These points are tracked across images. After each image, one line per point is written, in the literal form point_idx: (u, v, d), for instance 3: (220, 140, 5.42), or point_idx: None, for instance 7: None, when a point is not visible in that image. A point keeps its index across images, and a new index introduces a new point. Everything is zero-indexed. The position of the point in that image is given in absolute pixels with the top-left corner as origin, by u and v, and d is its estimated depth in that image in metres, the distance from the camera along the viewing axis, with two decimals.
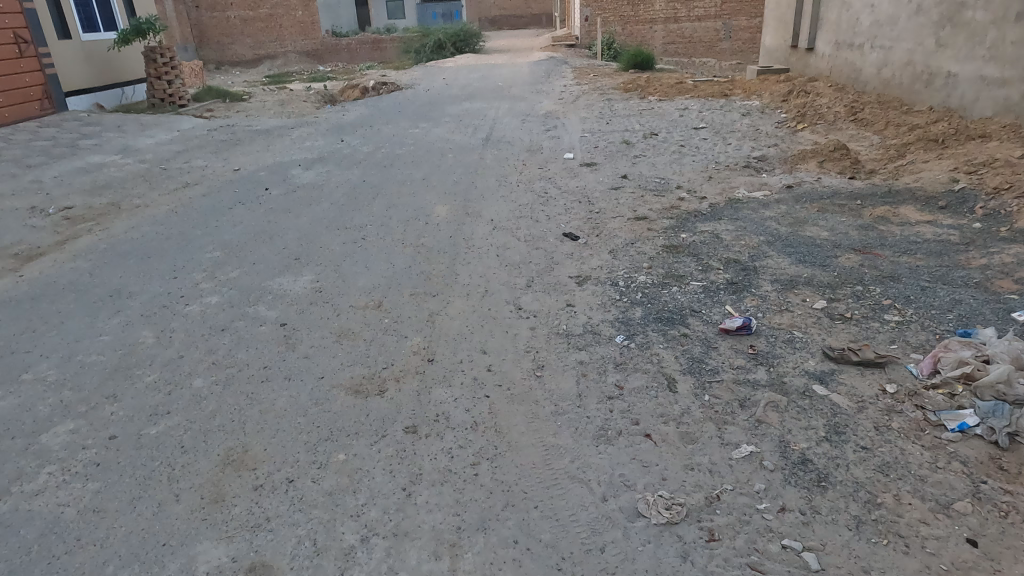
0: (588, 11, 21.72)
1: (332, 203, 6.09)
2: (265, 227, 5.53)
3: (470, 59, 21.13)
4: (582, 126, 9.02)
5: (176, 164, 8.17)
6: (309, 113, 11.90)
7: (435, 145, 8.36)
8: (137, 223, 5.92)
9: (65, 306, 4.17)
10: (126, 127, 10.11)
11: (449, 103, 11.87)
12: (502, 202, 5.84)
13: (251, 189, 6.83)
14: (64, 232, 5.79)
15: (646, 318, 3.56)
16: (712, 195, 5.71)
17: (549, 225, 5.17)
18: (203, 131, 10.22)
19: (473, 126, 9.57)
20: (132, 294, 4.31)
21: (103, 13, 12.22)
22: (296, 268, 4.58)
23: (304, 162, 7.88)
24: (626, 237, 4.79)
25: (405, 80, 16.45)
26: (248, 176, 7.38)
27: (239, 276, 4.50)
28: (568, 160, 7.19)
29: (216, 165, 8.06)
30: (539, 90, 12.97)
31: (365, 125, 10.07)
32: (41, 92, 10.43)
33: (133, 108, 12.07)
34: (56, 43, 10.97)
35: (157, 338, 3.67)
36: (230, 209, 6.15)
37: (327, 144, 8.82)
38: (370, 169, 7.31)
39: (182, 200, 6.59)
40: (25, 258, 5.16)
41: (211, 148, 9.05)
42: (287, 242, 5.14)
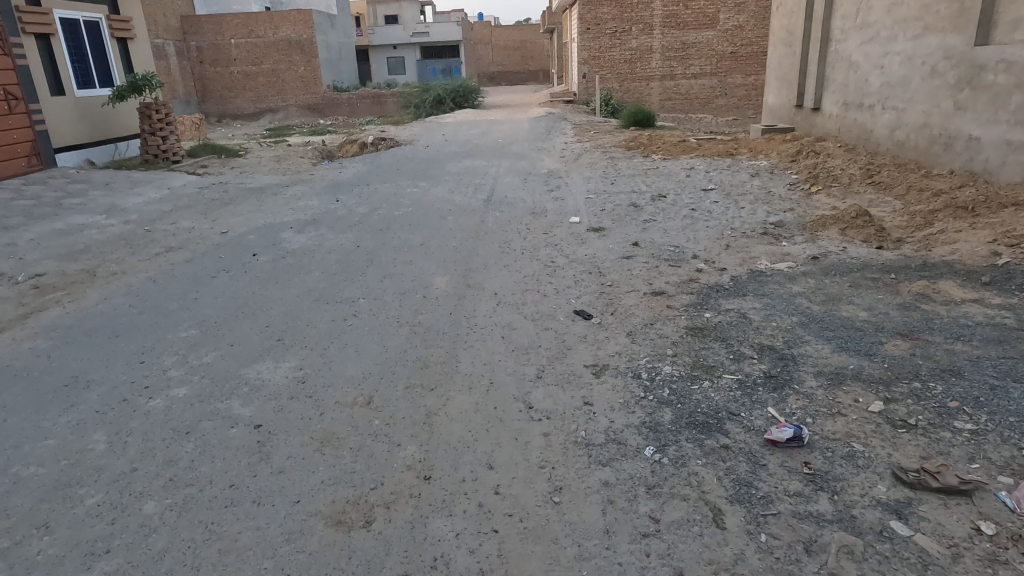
0: (587, 68, 21.94)
1: (323, 272, 5.68)
2: (248, 301, 5.08)
3: (469, 115, 21.19)
4: (586, 186, 8.72)
5: (161, 225, 7.78)
6: (305, 169, 11.63)
7: (434, 206, 8.00)
8: (111, 293, 5.47)
9: (13, 398, 3.67)
10: (114, 185, 9.78)
11: (448, 160, 11.64)
12: (506, 272, 5.42)
13: (237, 254, 6.42)
14: (30, 303, 5.33)
15: (677, 423, 3.08)
16: (732, 266, 5.31)
17: (558, 300, 4.74)
18: (194, 189, 9.88)
19: (473, 184, 9.26)
20: (90, 383, 3.82)
21: (99, 69, 12.07)
22: (277, 353, 4.11)
23: (295, 224, 7.50)
24: (644, 317, 4.35)
25: (405, 135, 16.34)
26: (236, 239, 6.98)
27: (213, 363, 4.02)
28: (574, 224, 6.82)
29: (204, 226, 7.68)
30: (540, 147, 12.79)
31: (361, 184, 9.77)
32: (29, 148, 10.15)
33: (125, 164, 11.81)
34: (49, 100, 10.75)
35: (109, 443, 3.16)
36: (213, 279, 5.71)
37: (321, 204, 8.47)
38: (364, 234, 6.92)
39: (162, 267, 6.16)
40: None
41: (200, 207, 8.69)
42: (270, 319, 4.68)
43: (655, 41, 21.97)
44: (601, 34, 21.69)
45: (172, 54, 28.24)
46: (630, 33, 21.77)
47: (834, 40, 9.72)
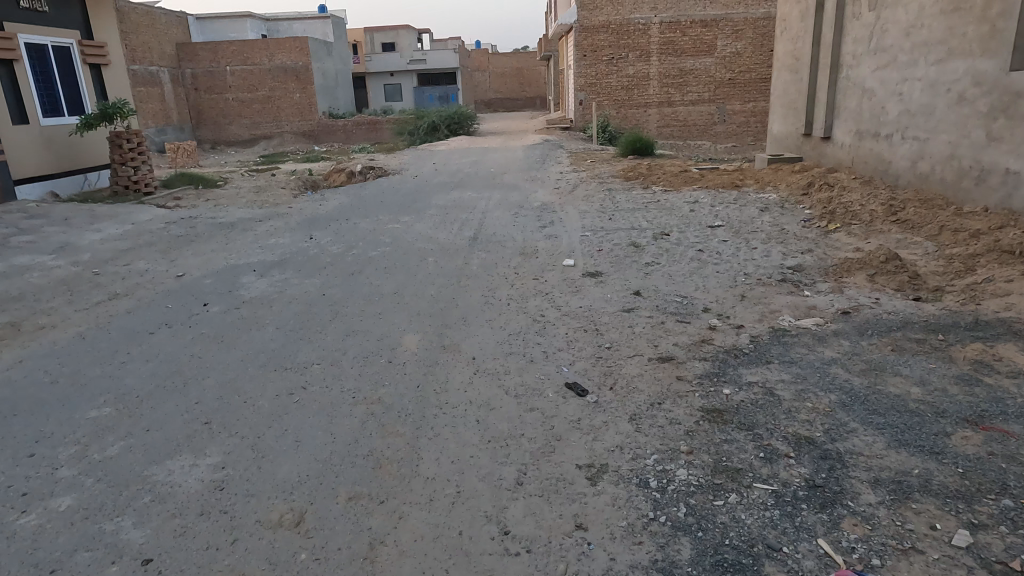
0: (583, 95, 21.50)
1: (278, 328, 4.92)
2: (183, 366, 4.31)
3: (464, 142, 20.64)
4: (582, 222, 8.02)
5: (113, 267, 7.05)
6: (284, 201, 10.94)
7: (416, 245, 7.28)
8: (28, 354, 4.70)
9: None
10: (74, 220, 9.07)
11: (437, 192, 10.97)
12: (487, 329, 4.67)
13: (186, 303, 5.66)
14: None
15: (699, 565, 2.31)
16: (750, 323, 4.57)
17: (546, 370, 3.97)
18: (160, 224, 9.17)
19: (460, 220, 8.56)
20: None
21: (68, 95, 11.44)
22: (198, 443, 3.33)
23: (260, 266, 6.76)
24: (650, 394, 3.58)
25: (395, 164, 15.70)
26: (190, 285, 6.23)
27: (116, 457, 3.23)
28: (568, 268, 6.10)
29: (160, 268, 6.95)
30: (534, 177, 12.14)
31: (340, 218, 9.06)
32: None
33: (93, 196, 11.12)
34: (10, 129, 10.09)
35: None
36: (151, 335, 4.94)
37: (292, 242, 7.75)
38: (334, 278, 6.18)
39: (99, 318, 5.41)
40: None
41: (162, 245, 7.97)
42: (202, 392, 3.91)
43: (652, 68, 21.53)
44: (597, 60, 21.28)
45: (166, 80, 27.78)
46: (626, 60, 21.34)
47: (846, 65, 9.12)
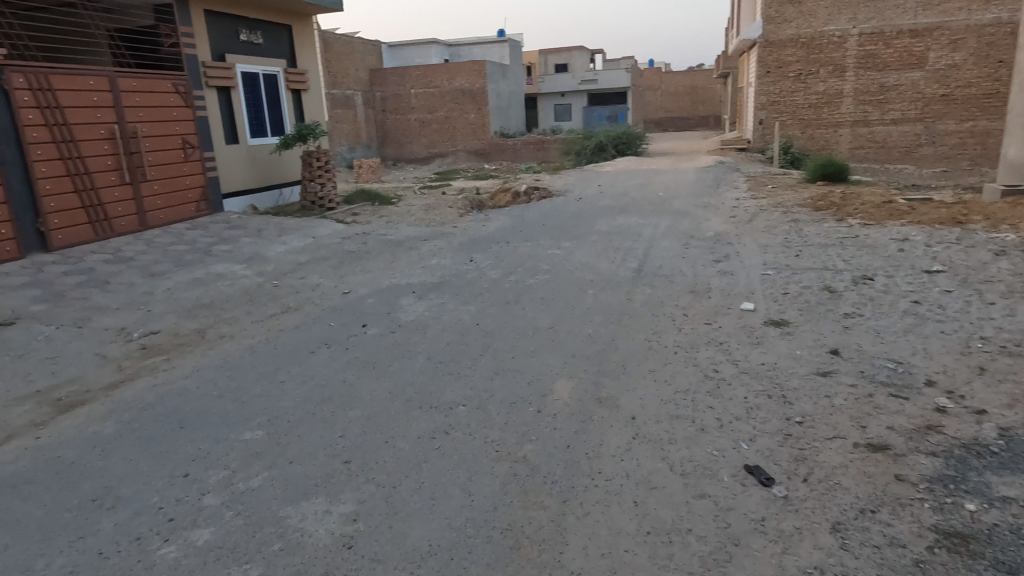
0: (764, 114, 20.00)
1: (428, 358, 4.76)
2: (334, 391, 4.27)
3: (632, 163, 20.01)
4: (763, 258, 7.12)
5: (290, 279, 7.48)
6: (449, 221, 11.14)
7: (575, 275, 6.89)
8: (205, 363, 4.99)
9: (33, 515, 3.11)
10: (266, 232, 9.90)
11: (600, 216, 10.52)
12: (650, 383, 4.11)
13: (346, 323, 5.74)
14: (128, 369, 5.04)
15: None
16: (996, 407, 3.55)
17: (721, 443, 3.34)
18: (338, 239, 9.71)
19: (624, 248, 8.03)
20: (117, 502, 3.16)
21: (273, 117, 12.67)
22: (336, 485, 3.17)
23: (420, 287, 6.77)
24: (858, 496, 2.82)
25: (560, 185, 15.51)
26: (353, 303, 6.36)
27: (259, 490, 3.17)
28: (746, 313, 5.34)
29: (330, 283, 7.24)
30: (706, 203, 11.25)
31: (501, 241, 8.95)
32: (200, 194, 10.65)
33: (285, 210, 12.16)
34: (223, 148, 11.34)
35: None
36: (311, 354, 5.03)
37: (453, 264, 7.73)
38: (489, 306, 5.97)
39: (270, 331, 5.67)
40: (64, 407, 4.41)
41: (335, 260, 8.36)
42: (347, 424, 3.79)
43: (847, 84, 19.39)
44: (782, 77, 19.65)
45: (359, 103, 30.30)
46: (817, 76, 19.44)
47: None
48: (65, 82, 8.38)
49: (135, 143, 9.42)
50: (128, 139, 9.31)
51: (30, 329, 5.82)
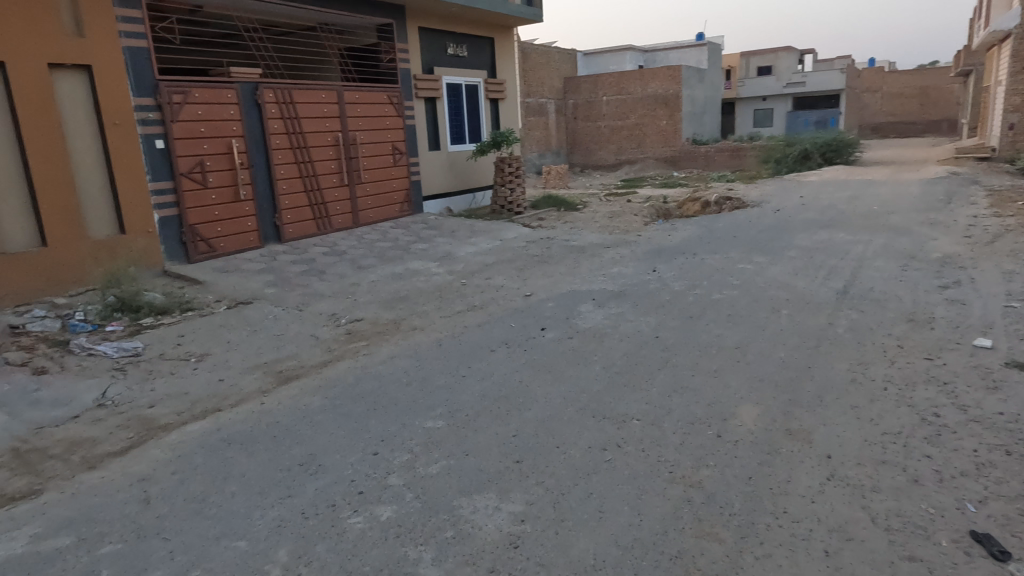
0: (1016, 117, 17.05)
1: (604, 367, 4.70)
2: (511, 391, 4.39)
3: (842, 172, 18.12)
4: (1007, 287, 6.02)
5: (477, 279, 7.87)
6: (634, 229, 10.96)
7: (768, 293, 6.39)
8: (398, 351, 5.43)
9: (254, 471, 3.60)
10: (458, 233, 10.52)
11: (800, 231, 9.66)
12: (852, 420, 3.66)
13: (526, 325, 5.89)
14: (336, 350, 5.65)
15: None
16: None
17: (940, 501, 2.86)
18: (523, 242, 10.03)
19: (827, 267, 7.28)
20: (318, 470, 3.54)
21: (472, 125, 13.45)
22: (506, 483, 3.24)
23: (600, 295, 6.73)
24: None
25: (756, 195, 14.53)
26: (534, 306, 6.50)
27: (437, 477, 3.35)
28: (981, 351, 4.54)
29: (513, 285, 7.48)
30: (934, 220, 9.81)
31: (687, 252, 8.60)
32: (404, 196, 11.63)
33: (477, 213, 12.84)
34: (427, 154, 12.27)
35: (283, 571, 2.71)
36: (491, 352, 5.23)
37: (634, 273, 7.58)
38: (670, 319, 5.76)
39: (456, 327, 6.01)
40: (284, 378, 5.08)
41: (519, 263, 8.63)
42: (521, 425, 3.86)
43: None
44: None
45: (551, 111, 30.96)
46: None
47: None
48: (303, 96, 9.63)
49: (354, 149, 10.55)
50: (349, 145, 10.45)
51: (263, 308, 6.78)
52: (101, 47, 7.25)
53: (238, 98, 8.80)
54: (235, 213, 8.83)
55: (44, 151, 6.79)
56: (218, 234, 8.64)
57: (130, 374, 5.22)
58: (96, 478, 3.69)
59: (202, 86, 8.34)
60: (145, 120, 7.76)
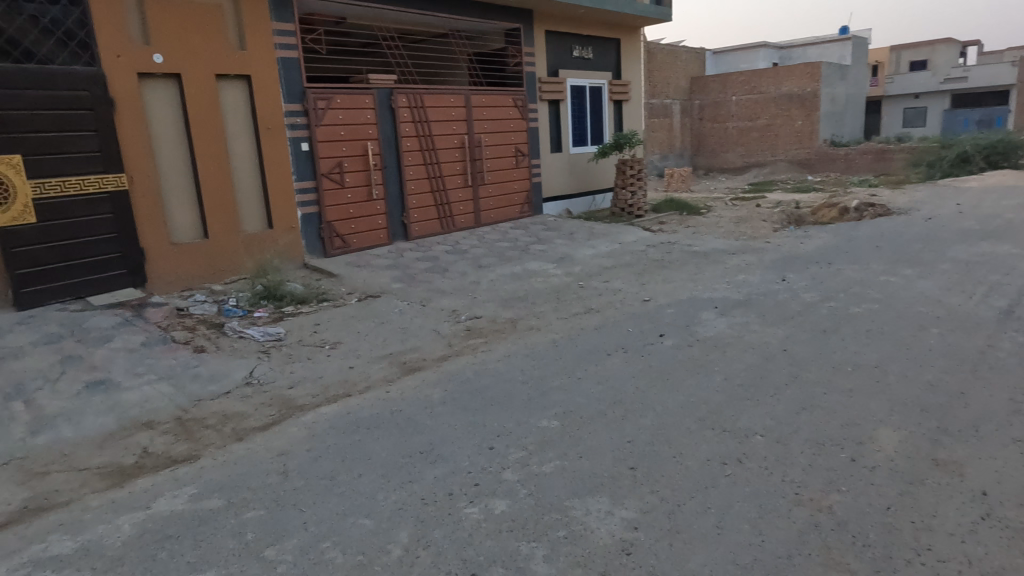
0: None
1: (726, 378, 4.52)
2: (626, 397, 4.34)
3: (1011, 178, 16.11)
4: None
5: (595, 282, 7.82)
6: (761, 235, 10.42)
7: (915, 309, 5.83)
8: (515, 350, 5.53)
9: (379, 454, 3.82)
10: (577, 235, 10.53)
11: (957, 242, 8.72)
12: (1014, 455, 3.27)
13: (644, 330, 5.78)
14: (455, 345, 5.86)
15: None
16: None
17: None
18: (642, 246, 9.85)
19: (989, 283, 6.52)
20: (437, 459, 3.69)
21: (594, 127, 13.40)
22: (620, 489, 3.21)
23: (723, 303, 6.47)
24: None
25: (903, 201, 13.30)
26: (653, 311, 6.37)
27: (551, 476, 3.38)
28: None
29: (631, 290, 7.37)
30: None
31: (821, 261, 8.04)
32: (524, 198, 11.82)
33: (596, 215, 12.77)
34: (548, 156, 12.38)
35: (403, 551, 2.87)
36: (607, 356, 5.20)
37: (762, 282, 7.21)
38: (801, 332, 5.42)
39: (572, 329, 6.02)
40: (408, 369, 5.35)
41: (638, 267, 8.49)
42: (636, 432, 3.81)
43: None
44: None
45: (676, 113, 29.39)
46: None
47: None
48: (434, 100, 10.07)
49: (479, 151, 10.87)
50: (475, 147, 10.78)
51: (390, 302, 7.16)
52: (259, 59, 7.99)
53: (375, 103, 9.35)
54: (368, 211, 9.40)
55: (209, 154, 7.61)
56: (353, 230, 9.23)
57: (273, 357, 5.72)
58: (244, 449, 4.09)
59: (344, 92, 8.95)
60: (293, 125, 8.45)
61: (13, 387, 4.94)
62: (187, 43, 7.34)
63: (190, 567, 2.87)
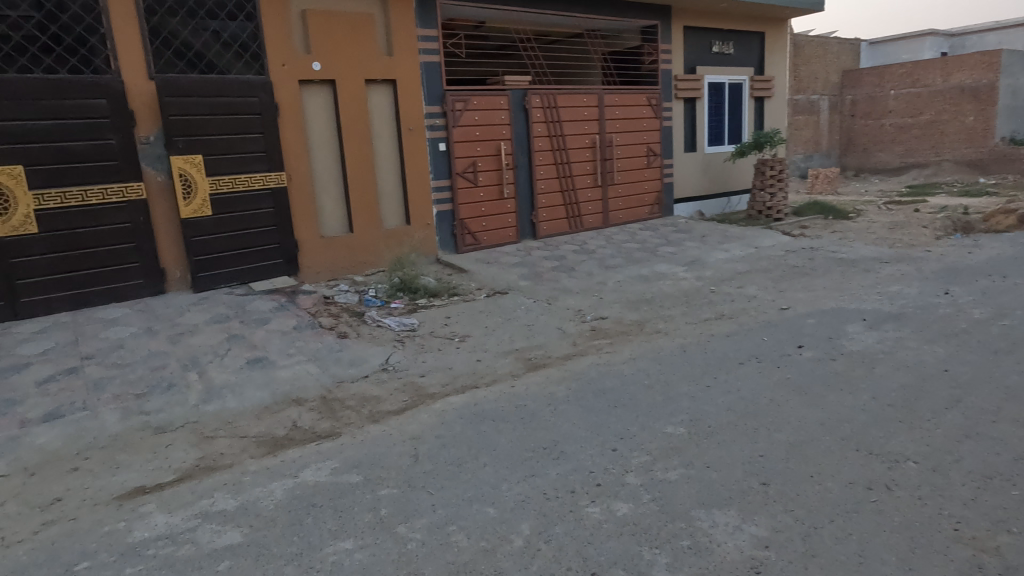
0: None
1: (874, 397, 4.17)
2: (759, 409, 4.13)
3: None
4: None
5: (727, 287, 7.50)
6: (920, 243, 9.47)
7: None
8: (641, 353, 5.44)
9: (503, 447, 3.92)
10: (709, 238, 10.15)
11: None
12: None
13: (780, 340, 5.47)
14: (580, 345, 5.87)
15: None
16: None
17: None
18: (781, 251, 9.31)
19: None
20: (560, 456, 3.73)
21: (732, 125, 12.83)
22: (750, 504, 3.08)
23: (872, 315, 5.96)
24: None
25: None
26: (791, 321, 6.00)
27: (676, 483, 3.31)
28: None
29: (767, 297, 6.99)
30: None
31: (994, 274, 7.17)
32: (655, 198, 11.58)
33: (731, 218, 12.23)
34: (682, 156, 12.03)
35: (525, 542, 2.93)
36: (739, 365, 4.97)
37: (919, 294, 6.56)
38: (965, 352, 4.88)
39: (702, 335, 5.82)
40: (533, 366, 5.44)
41: (775, 274, 8.04)
42: (769, 446, 3.62)
43: None
44: None
45: (823, 109, 26.57)
46: None
47: None
48: (567, 100, 10.12)
49: (610, 151, 10.78)
50: (606, 147, 10.71)
51: (517, 299, 7.32)
52: (404, 64, 8.45)
53: (510, 104, 9.57)
54: (498, 209, 9.65)
55: (357, 154, 8.17)
56: (484, 228, 9.52)
57: (407, 346, 6.04)
58: (380, 430, 4.37)
59: (480, 94, 9.24)
60: (432, 126, 8.86)
61: (189, 360, 5.61)
62: (342, 52, 7.92)
63: (330, 534, 3.12)
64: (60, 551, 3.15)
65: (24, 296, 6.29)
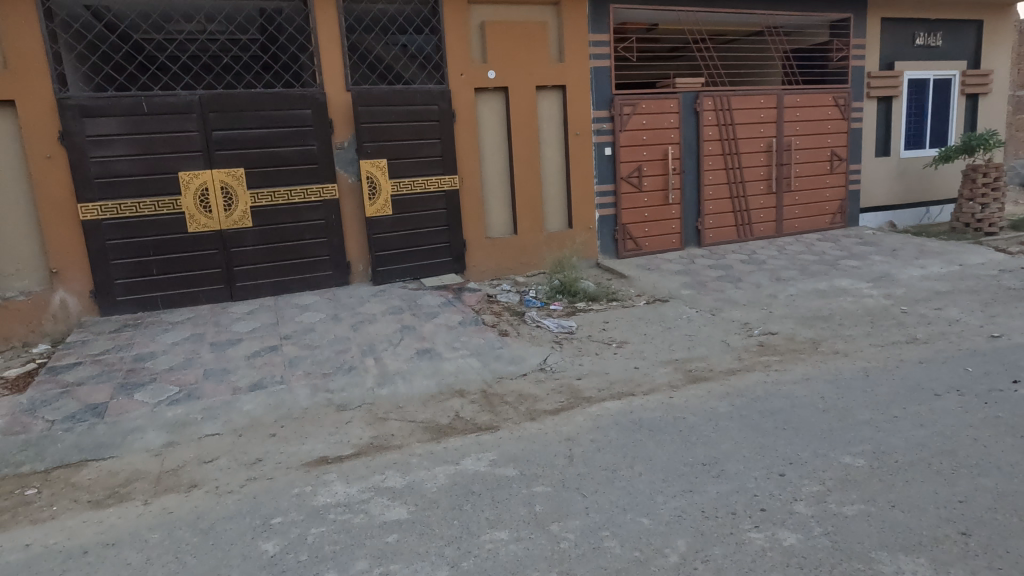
0: None
1: None
2: (959, 448, 3.63)
3: None
4: None
5: (922, 308, 6.69)
6: None
7: None
8: (815, 374, 5.03)
9: (660, 458, 3.83)
10: (902, 252, 9.11)
11: None
12: None
13: (989, 372, 4.77)
14: (745, 360, 5.57)
15: None
16: None
17: None
18: (992, 270, 8.12)
19: None
20: (721, 474, 3.57)
21: (936, 126, 11.41)
22: (946, 555, 2.72)
23: None
24: None
25: None
26: (1003, 351, 5.21)
27: (854, 520, 3.01)
28: None
29: (973, 321, 6.13)
30: None
31: None
32: (838, 207, 10.63)
33: (929, 230, 10.87)
34: (872, 161, 10.92)
35: (680, 559, 2.84)
36: (936, 396, 4.41)
37: None
38: None
39: (889, 359, 5.25)
40: (694, 378, 5.24)
41: (984, 295, 7.03)
42: (973, 492, 3.17)
43: None
44: None
45: None
46: None
47: None
48: (742, 102, 9.63)
49: (788, 155, 10.09)
50: (783, 151, 10.03)
51: (678, 308, 7.11)
52: (575, 70, 8.56)
53: (680, 107, 9.30)
54: (663, 215, 9.43)
55: (525, 160, 8.43)
56: (646, 234, 9.36)
57: (565, 348, 6.12)
58: (537, 428, 4.48)
59: (650, 98, 9.09)
60: (600, 131, 8.87)
61: (368, 346, 6.15)
62: (516, 60, 8.21)
63: (487, 523, 3.26)
64: (260, 504, 3.61)
65: (239, 281, 7.30)
